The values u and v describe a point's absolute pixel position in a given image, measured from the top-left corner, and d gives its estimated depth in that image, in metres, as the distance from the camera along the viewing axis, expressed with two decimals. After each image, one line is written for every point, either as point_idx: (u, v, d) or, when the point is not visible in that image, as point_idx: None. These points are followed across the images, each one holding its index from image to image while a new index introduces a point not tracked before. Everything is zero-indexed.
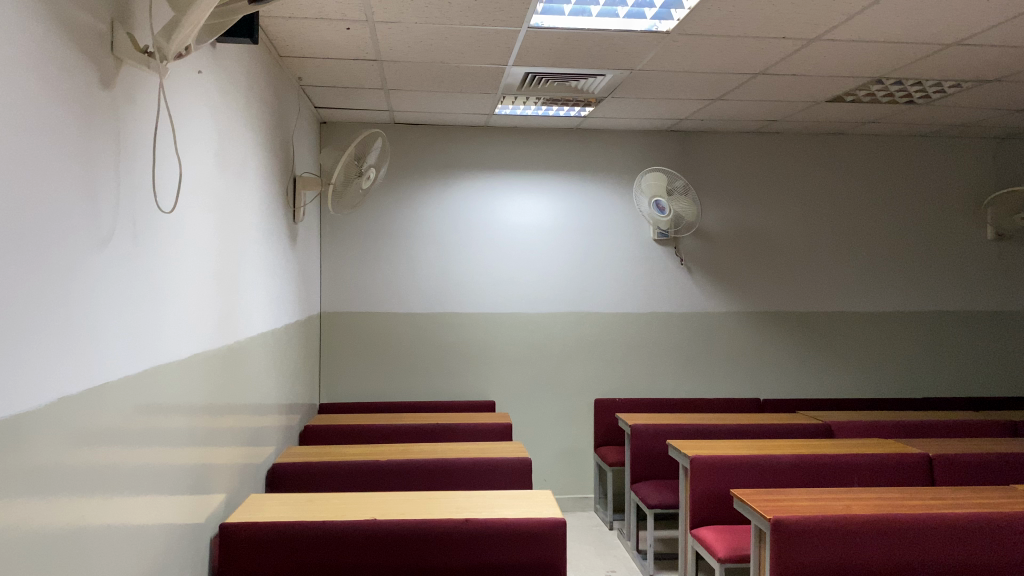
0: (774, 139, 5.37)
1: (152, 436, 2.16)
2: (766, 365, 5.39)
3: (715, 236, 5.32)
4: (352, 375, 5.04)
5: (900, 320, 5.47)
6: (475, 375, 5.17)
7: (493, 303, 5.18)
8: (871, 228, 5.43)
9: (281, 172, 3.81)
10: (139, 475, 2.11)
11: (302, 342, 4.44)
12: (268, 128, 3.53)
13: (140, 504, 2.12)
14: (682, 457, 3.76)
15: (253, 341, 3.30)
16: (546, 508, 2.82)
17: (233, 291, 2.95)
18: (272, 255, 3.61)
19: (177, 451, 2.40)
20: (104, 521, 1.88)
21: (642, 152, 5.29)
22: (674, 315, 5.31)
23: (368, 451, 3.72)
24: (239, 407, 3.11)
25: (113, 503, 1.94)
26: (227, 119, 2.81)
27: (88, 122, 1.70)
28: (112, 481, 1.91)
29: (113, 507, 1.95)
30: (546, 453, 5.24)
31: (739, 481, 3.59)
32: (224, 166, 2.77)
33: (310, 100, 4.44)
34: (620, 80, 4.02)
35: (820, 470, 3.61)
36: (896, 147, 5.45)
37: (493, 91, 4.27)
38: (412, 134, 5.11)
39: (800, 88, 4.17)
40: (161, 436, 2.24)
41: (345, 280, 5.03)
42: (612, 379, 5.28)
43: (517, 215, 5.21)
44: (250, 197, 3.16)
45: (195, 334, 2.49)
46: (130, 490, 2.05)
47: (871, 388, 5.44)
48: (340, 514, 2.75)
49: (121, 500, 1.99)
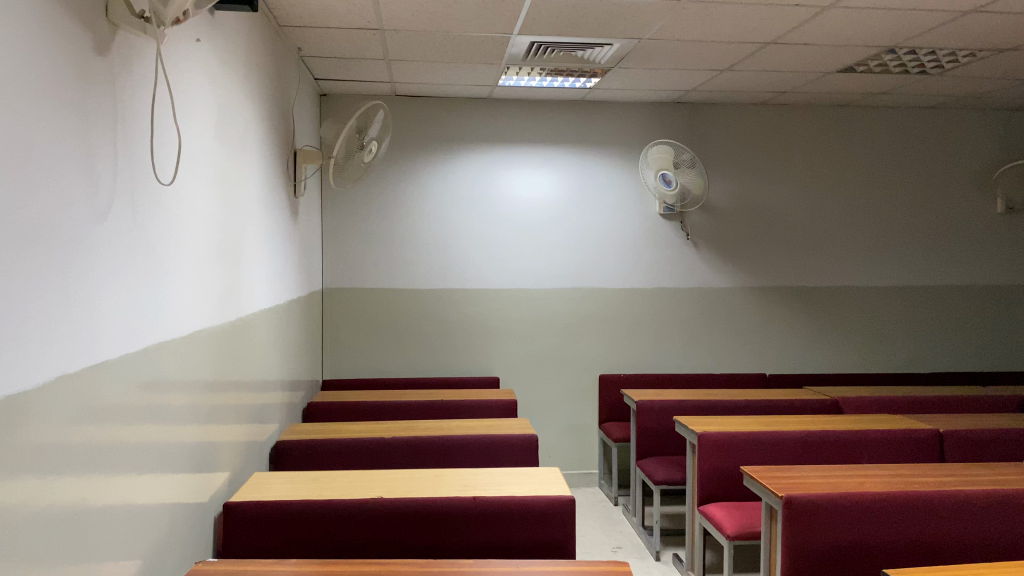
0: (782, 111, 5.28)
1: (155, 413, 2.12)
2: (772, 341, 5.35)
3: (721, 210, 5.25)
4: (355, 352, 5.00)
5: (908, 295, 5.41)
6: (479, 352, 5.13)
7: (496, 279, 5.12)
8: (879, 202, 5.36)
9: (282, 145, 3.73)
10: (142, 453, 2.06)
11: (305, 318, 4.39)
12: (269, 99, 3.45)
13: (142, 482, 2.08)
14: (689, 433, 3.72)
15: (256, 317, 3.25)
16: (555, 485, 2.78)
17: (235, 265, 2.89)
18: (274, 229, 3.55)
19: (181, 429, 2.36)
20: (107, 500, 1.84)
21: (648, 124, 5.20)
22: (680, 291, 5.26)
23: (373, 428, 3.68)
24: (242, 385, 3.06)
25: (116, 482, 1.90)
26: (226, 89, 2.73)
27: (84, 89, 1.63)
28: (114, 460, 1.87)
29: (117, 486, 1.91)
30: (550, 429, 5.22)
31: (747, 457, 3.55)
32: (224, 138, 2.69)
33: (310, 71, 4.35)
34: (627, 50, 3.94)
35: (829, 446, 3.58)
36: (907, 119, 5.36)
37: (498, 62, 4.18)
38: (413, 106, 5.01)
39: (811, 58, 4.08)
40: (164, 415, 2.20)
41: (347, 256, 4.97)
42: (617, 354, 5.24)
43: (520, 189, 5.13)
44: (251, 170, 3.09)
45: (195, 311, 2.43)
46: (134, 468, 2.01)
47: (877, 363, 5.40)
48: (345, 492, 2.71)
49: (124, 478, 1.95)
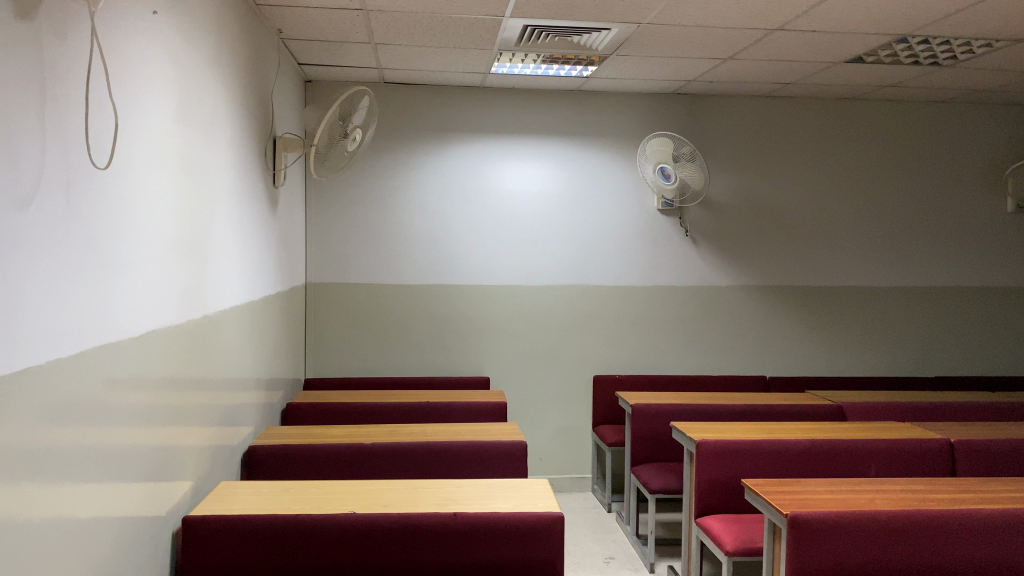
0: (785, 104, 5.08)
1: (99, 414, 1.91)
2: (774, 343, 5.15)
3: (721, 206, 5.05)
4: (339, 350, 4.80)
5: (914, 296, 5.22)
6: (469, 351, 4.93)
7: (487, 275, 4.92)
8: (886, 199, 5.16)
9: (259, 131, 3.53)
10: (86, 461, 1.86)
11: (285, 315, 4.19)
12: (243, 83, 3.24)
13: (84, 493, 1.87)
14: (686, 441, 3.53)
15: (227, 314, 3.05)
16: (543, 500, 2.58)
17: (200, 258, 2.69)
18: (248, 220, 3.35)
19: (131, 435, 2.15)
20: (39, 515, 1.64)
21: (648, 116, 5.00)
22: (679, 289, 5.06)
23: (354, 433, 3.49)
24: (210, 386, 2.86)
25: (52, 492, 1.70)
26: (189, 69, 2.53)
27: (3, 58, 1.44)
28: (47, 467, 1.67)
29: (53, 497, 1.70)
30: (542, 431, 5.02)
31: (748, 467, 3.36)
32: (185, 121, 2.50)
33: (292, 55, 4.14)
34: (625, 35, 3.73)
35: (834, 457, 3.39)
36: (915, 113, 5.16)
37: (489, 47, 3.97)
38: (402, 94, 4.81)
39: (818, 47, 3.87)
40: (111, 422, 2.00)
41: (332, 249, 4.76)
42: (612, 355, 5.04)
43: (513, 182, 4.93)
44: (220, 157, 2.89)
45: (151, 307, 2.23)
46: (72, 481, 1.80)
47: (881, 366, 5.21)
48: (317, 505, 2.51)
49: (62, 488, 1.75)
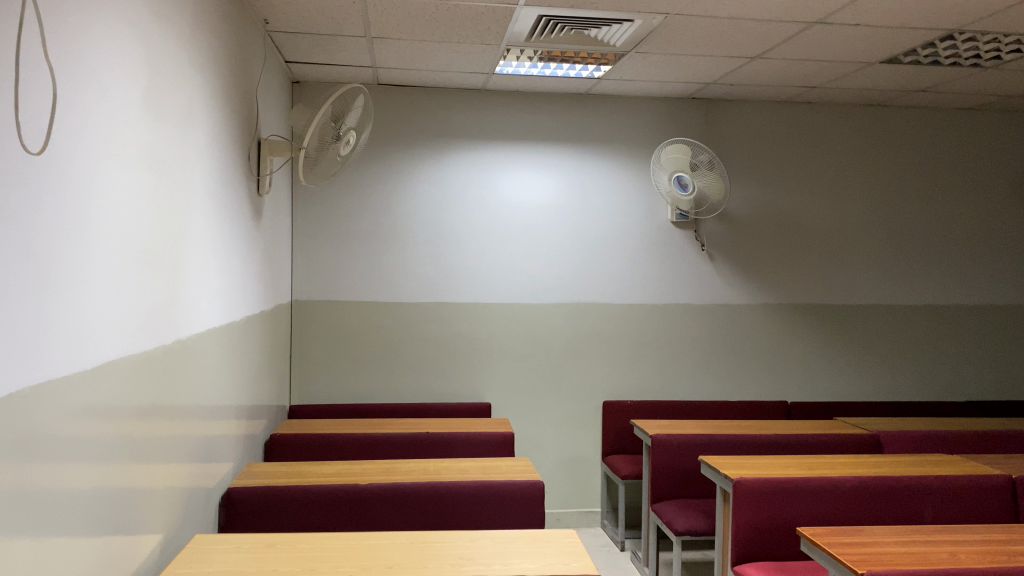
0: (805, 110, 4.76)
1: (43, 451, 1.51)
2: (796, 366, 4.80)
3: (739, 220, 4.72)
4: (327, 373, 4.40)
5: (944, 317, 4.90)
6: (469, 374, 4.54)
7: (488, 293, 4.55)
8: (913, 213, 4.85)
9: (242, 132, 3.16)
10: (27, 517, 1.47)
11: (269, 336, 3.80)
12: (224, 74, 2.87)
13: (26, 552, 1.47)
14: (720, 478, 3.17)
15: (203, 337, 2.65)
16: (575, 558, 2.20)
17: (171, 271, 2.30)
18: (229, 232, 2.96)
19: (83, 484, 1.75)
20: None
21: (661, 122, 4.67)
22: (694, 308, 4.71)
23: (348, 471, 3.09)
24: (184, 418, 2.47)
25: None
26: (156, 51, 2.16)
27: None
28: None
29: None
30: (546, 462, 4.63)
31: (790, 508, 3.01)
32: (150, 109, 2.11)
33: (279, 52, 3.77)
34: (648, 30, 3.39)
35: (884, 497, 3.05)
36: (942, 122, 4.86)
37: (496, 42, 3.61)
38: (398, 96, 4.45)
39: (856, 45, 3.55)
40: (60, 463, 1.60)
41: (321, 264, 4.38)
42: (621, 379, 4.67)
43: (517, 192, 4.57)
44: (196, 157, 2.51)
45: (106, 333, 1.84)
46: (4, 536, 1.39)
47: (906, 391, 4.87)
48: (309, 566, 2.12)
49: None
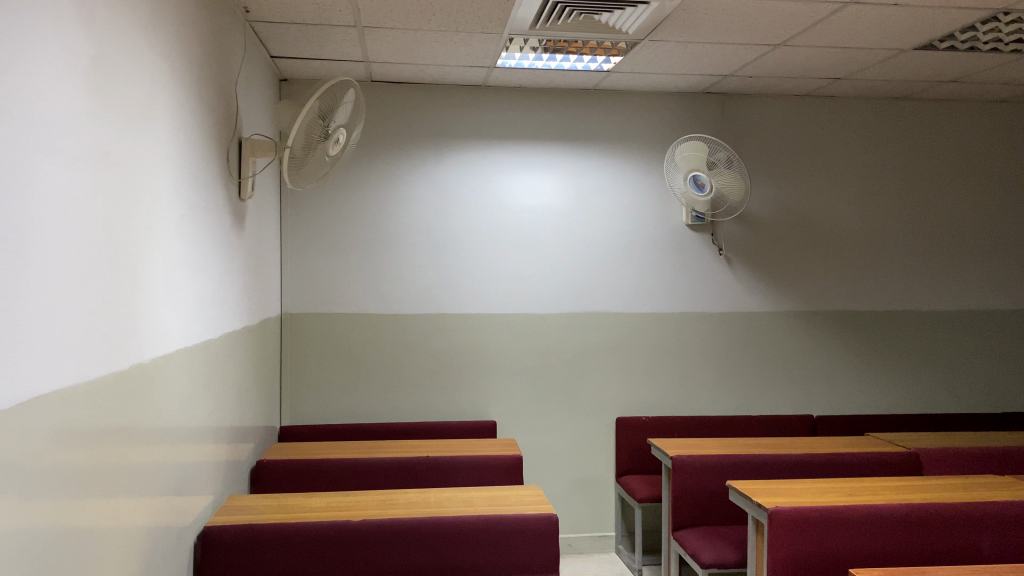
0: (827, 105, 4.47)
1: None
2: (822, 378, 4.48)
3: (760, 222, 4.42)
4: (320, 392, 4.09)
5: (981, 322, 4.59)
6: (472, 391, 4.23)
7: (493, 303, 4.25)
8: (944, 212, 4.55)
9: (220, 130, 2.87)
10: None
11: (255, 354, 3.50)
12: (194, 63, 2.57)
13: None
14: (751, 507, 2.85)
15: (175, 357, 2.35)
16: None
17: (130, 286, 1.99)
18: (203, 239, 2.66)
19: (15, 540, 1.43)
20: None
21: (673, 119, 4.37)
22: (712, 318, 4.41)
23: (340, 504, 2.78)
24: (153, 449, 2.17)
25: None
26: (105, 29, 1.86)
27: None
28: None
29: None
30: (556, 484, 4.31)
31: (833, 540, 2.70)
32: (96, 97, 1.81)
33: (262, 45, 3.48)
34: (665, 13, 3.09)
35: (937, 527, 2.74)
36: (971, 116, 4.57)
37: (498, 31, 3.32)
38: (393, 94, 4.15)
39: (892, 28, 3.25)
40: None
41: (312, 274, 4.08)
42: (635, 394, 4.36)
43: (521, 195, 4.27)
44: (158, 154, 2.21)
45: (44, 352, 1.52)
46: None
47: (941, 403, 4.56)
48: None
49: None
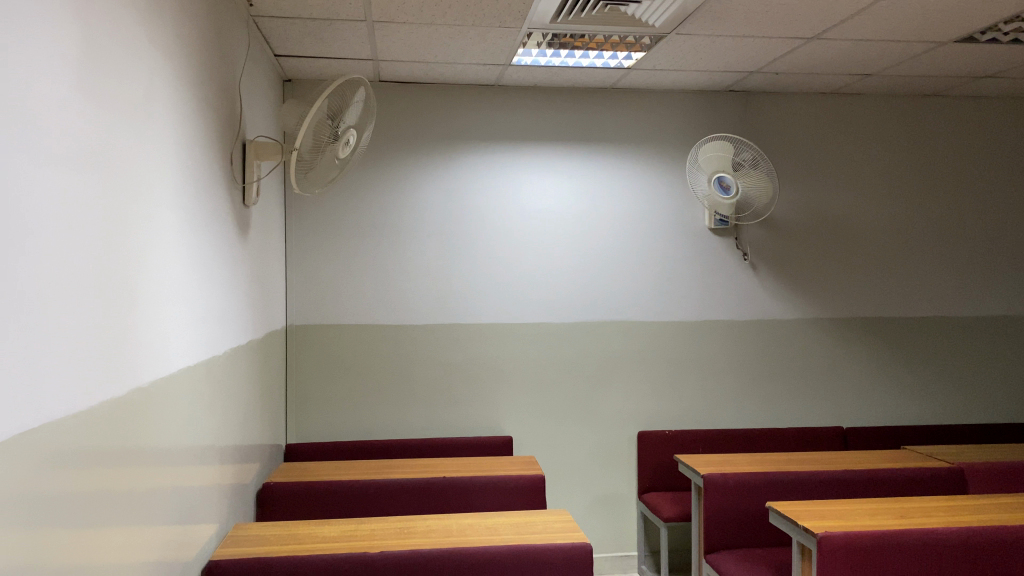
0: (855, 102, 4.29)
1: None
2: (851, 387, 4.29)
3: (786, 225, 4.23)
4: (328, 407, 3.89)
5: (1015, 329, 4.41)
6: (487, 405, 4.04)
7: (508, 312, 4.05)
8: (976, 213, 4.36)
9: (223, 130, 2.67)
10: None
11: (261, 368, 3.30)
12: (196, 56, 2.38)
13: None
14: (797, 530, 2.65)
15: (178, 376, 2.15)
16: None
17: (130, 302, 1.80)
18: (206, 247, 2.46)
19: None
20: None
21: (694, 118, 4.19)
22: (737, 325, 4.21)
23: (355, 533, 2.58)
24: (155, 476, 1.97)
25: None
26: (101, 15, 1.67)
27: None
28: None
29: None
30: (576, 501, 4.11)
31: (887, 567, 2.50)
32: (93, 91, 1.62)
33: (267, 42, 3.29)
34: (696, 5, 2.91)
35: (997, 552, 2.54)
36: (1003, 112, 4.39)
37: (516, 26, 3.13)
38: (402, 94, 3.97)
39: (935, 18, 3.07)
40: None
41: (318, 284, 3.88)
42: (657, 406, 4.16)
43: (537, 198, 4.08)
44: (158, 153, 2.01)
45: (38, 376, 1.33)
46: None
47: (976, 413, 4.37)
48: None
49: None
